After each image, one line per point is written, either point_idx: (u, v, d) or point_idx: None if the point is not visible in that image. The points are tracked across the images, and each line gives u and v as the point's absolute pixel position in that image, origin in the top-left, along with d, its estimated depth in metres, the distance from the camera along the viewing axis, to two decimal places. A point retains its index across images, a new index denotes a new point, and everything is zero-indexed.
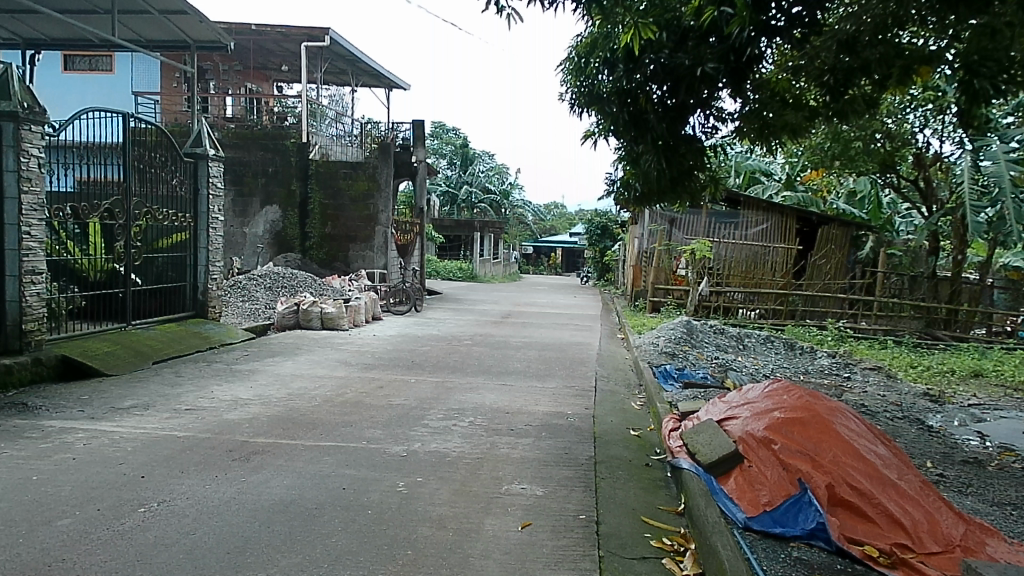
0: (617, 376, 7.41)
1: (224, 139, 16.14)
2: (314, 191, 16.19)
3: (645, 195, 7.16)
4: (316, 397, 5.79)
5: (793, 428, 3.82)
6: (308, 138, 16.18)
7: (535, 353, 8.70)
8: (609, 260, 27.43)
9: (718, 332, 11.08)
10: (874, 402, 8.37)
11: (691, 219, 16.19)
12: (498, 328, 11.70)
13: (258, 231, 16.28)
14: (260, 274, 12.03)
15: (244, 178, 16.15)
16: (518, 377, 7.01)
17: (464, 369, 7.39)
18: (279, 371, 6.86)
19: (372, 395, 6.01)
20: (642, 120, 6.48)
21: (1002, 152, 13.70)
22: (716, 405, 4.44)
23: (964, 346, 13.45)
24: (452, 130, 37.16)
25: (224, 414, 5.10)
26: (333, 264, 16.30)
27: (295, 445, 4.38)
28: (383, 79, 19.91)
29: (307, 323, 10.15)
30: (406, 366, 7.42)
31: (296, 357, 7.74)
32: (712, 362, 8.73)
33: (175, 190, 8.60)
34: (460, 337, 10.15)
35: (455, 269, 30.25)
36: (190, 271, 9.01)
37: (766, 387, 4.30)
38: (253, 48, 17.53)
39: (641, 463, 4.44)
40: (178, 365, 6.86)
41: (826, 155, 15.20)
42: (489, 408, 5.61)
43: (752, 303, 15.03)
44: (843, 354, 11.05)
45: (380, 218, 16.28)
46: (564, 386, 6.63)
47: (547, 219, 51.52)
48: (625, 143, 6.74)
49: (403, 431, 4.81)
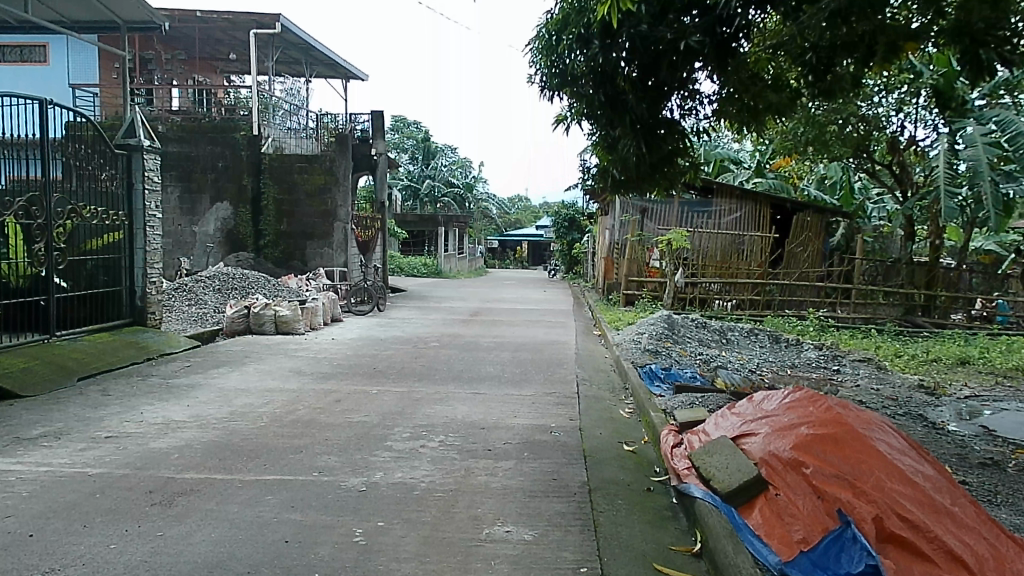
0: (600, 379, 6.77)
1: (168, 132, 15.13)
2: (267, 186, 15.32)
3: (621, 181, 6.53)
4: (262, 417, 5.04)
5: (825, 446, 3.21)
6: (260, 130, 15.30)
7: (508, 354, 8.05)
8: (578, 252, 26.92)
9: (700, 326, 10.60)
10: (869, 397, 7.93)
11: (663, 209, 15.61)
12: (467, 327, 11.02)
13: (209, 229, 15.31)
14: (208, 276, 11.15)
15: (192, 174, 15.21)
16: (493, 384, 6.33)
17: (432, 376, 6.70)
18: (224, 386, 6.09)
19: (327, 410, 5.29)
20: (621, 101, 5.89)
21: (980, 134, 13.50)
22: (728, 419, 3.81)
23: (947, 333, 13.23)
24: (413, 123, 36.37)
25: (150, 441, 4.33)
26: (290, 263, 15.47)
27: (231, 480, 3.66)
28: (339, 69, 19.06)
29: (259, 327, 9.37)
30: (366, 375, 6.71)
31: (244, 367, 6.98)
32: (696, 359, 8.27)
33: (105, 185, 7.73)
34: (425, 338, 9.46)
35: (420, 265, 29.46)
36: (126, 274, 8.16)
37: (786, 396, 3.71)
38: (198, 37, 16.54)
39: (642, 488, 3.81)
40: (107, 382, 6.05)
41: (798, 140, 14.84)
42: (461, 423, 4.94)
43: (729, 294, 14.45)
44: (829, 346, 10.60)
45: (339, 213, 15.47)
46: (543, 393, 5.99)
47: (512, 212, 50.92)
48: (600, 127, 6.19)
49: (362, 456, 4.10)
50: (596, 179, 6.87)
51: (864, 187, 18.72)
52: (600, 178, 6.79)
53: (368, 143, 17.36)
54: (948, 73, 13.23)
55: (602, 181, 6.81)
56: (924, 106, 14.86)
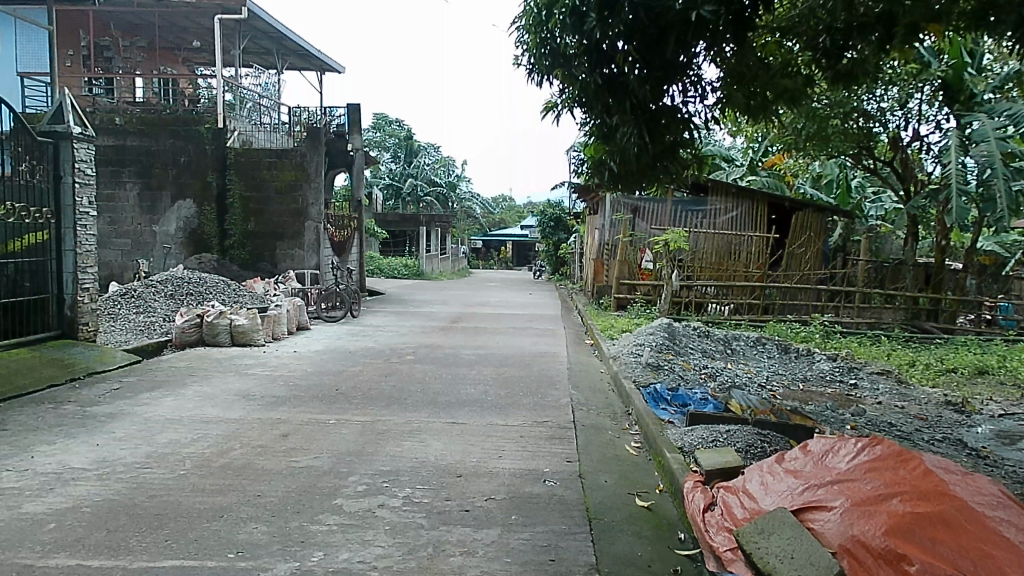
0: (599, 403, 5.82)
1: (126, 124, 14.01)
2: (233, 183, 14.27)
3: (620, 173, 5.59)
4: (184, 461, 4.04)
5: (933, 531, 2.29)
6: (225, 122, 14.24)
7: (492, 371, 7.09)
8: (565, 253, 26.04)
9: (702, 335, 9.71)
10: (896, 418, 7.05)
11: (656, 207, 14.85)
12: (446, 335, 10.06)
13: (170, 229, 14.18)
14: (159, 280, 10.07)
15: (152, 169, 14.10)
16: (475, 411, 5.38)
17: (403, 400, 5.74)
18: (152, 415, 5.08)
19: (268, 450, 4.29)
20: (621, 81, 4.90)
21: (992, 128, 12.55)
22: (782, 480, 2.88)
23: (961, 340, 12.49)
24: (395, 121, 35.33)
25: (25, 503, 3.33)
26: (258, 265, 14.45)
27: (110, 571, 2.66)
28: (313, 60, 18.03)
29: (213, 339, 8.37)
30: (325, 400, 5.72)
31: (183, 390, 5.96)
32: (703, 374, 7.55)
33: (25, 178, 6.69)
34: (399, 350, 8.49)
35: (400, 266, 28.38)
36: (53, 279, 7.09)
37: (861, 451, 2.80)
38: (160, 24, 15.42)
39: (667, 570, 2.87)
40: (9, 412, 5.01)
41: (798, 135, 13.90)
42: (433, 469, 3.96)
43: (725, 298, 13.54)
44: (844, 356, 9.73)
45: (310, 212, 14.48)
46: (533, 423, 5.04)
47: (496, 212, 49.96)
48: (595, 114, 5.23)
49: (300, 525, 3.14)
50: (592, 175, 5.93)
51: (862, 186, 18.00)
52: (596, 172, 5.85)
53: (344, 138, 16.44)
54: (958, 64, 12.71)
55: (598, 176, 5.87)
56: (927, 100, 14.27)
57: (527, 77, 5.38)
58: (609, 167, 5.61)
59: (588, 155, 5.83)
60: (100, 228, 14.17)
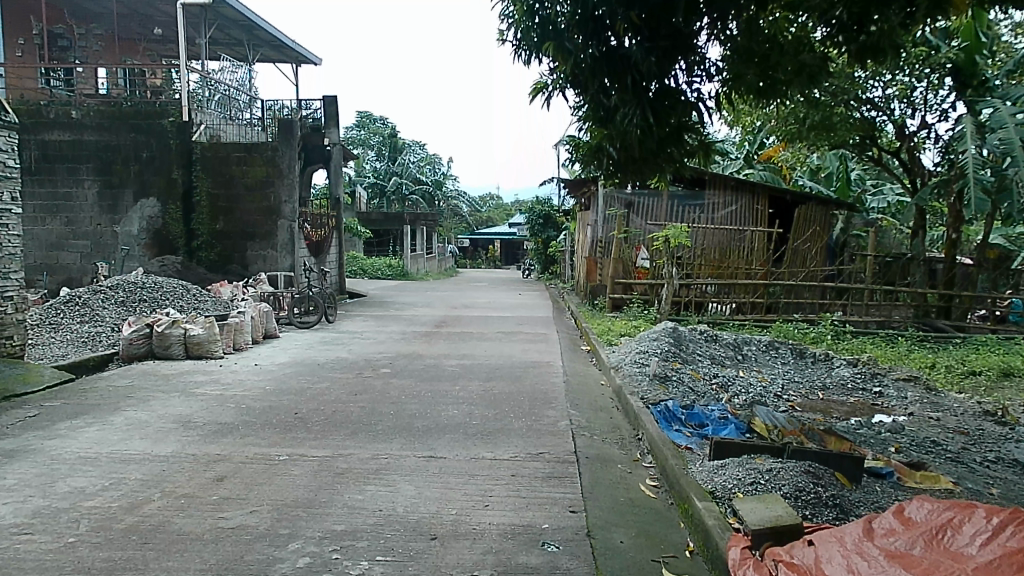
0: (602, 426, 4.98)
1: (84, 118, 12.98)
2: (200, 180, 13.33)
3: (622, 162, 4.72)
4: (80, 522, 3.13)
5: None
6: (191, 115, 13.26)
7: (478, 387, 6.19)
8: (555, 251, 25.16)
9: (710, 339, 8.85)
10: (934, 433, 6.19)
11: (651, 202, 14.07)
12: (429, 342, 9.18)
13: (133, 229, 13.14)
14: (109, 286, 9.10)
15: (112, 165, 13.06)
16: (456, 440, 4.51)
17: (373, 426, 4.85)
18: (62, 453, 4.15)
19: (193, 503, 3.40)
20: (622, 54, 4.11)
21: (1010, 114, 11.71)
22: (882, 566, 2.05)
23: (979, 339, 11.76)
24: (379, 119, 34.33)
25: None
26: (228, 267, 13.54)
27: None
28: (288, 51, 17.06)
29: (165, 350, 7.47)
30: (279, 427, 4.83)
31: (111, 417, 5.03)
32: (713, 385, 6.79)
33: None
34: (374, 361, 7.59)
35: (384, 266, 27.40)
36: None
37: (1000, 532, 2.01)
38: (120, 11, 14.36)
39: None
40: None
41: (801, 126, 12.98)
42: (400, 530, 3.09)
43: (727, 296, 12.65)
44: (864, 361, 8.89)
45: (284, 210, 13.55)
46: (526, 457, 4.18)
47: (483, 210, 49.06)
48: (589, 93, 4.37)
49: None
50: (587, 164, 5.04)
51: (862, 178, 17.45)
52: (593, 161, 4.95)
53: (320, 133, 15.51)
54: (970, 47, 11.90)
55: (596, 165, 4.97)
56: (929, 88, 13.64)
57: (512, 54, 4.54)
58: (609, 154, 4.73)
59: (584, 142, 4.94)
60: (57, 230, 13.10)
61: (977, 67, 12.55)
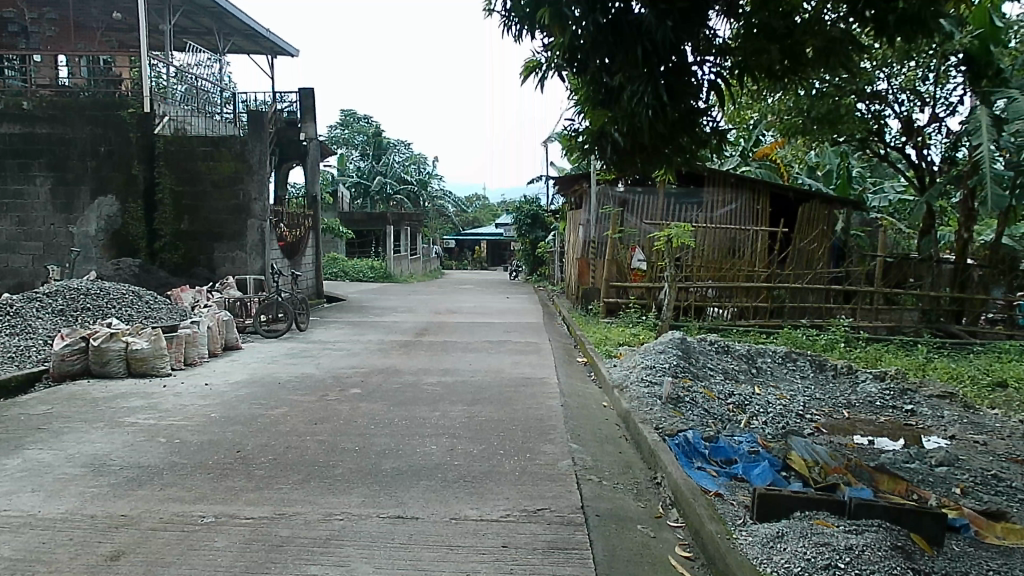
0: (612, 468, 4.10)
1: (35, 109, 11.91)
2: (163, 177, 12.28)
3: (628, 149, 3.84)
4: None
5: None
6: (152, 106, 12.18)
7: (462, 413, 5.27)
8: (545, 252, 24.26)
9: (721, 350, 8.01)
10: (987, 462, 5.32)
11: (647, 200, 13.21)
12: (407, 354, 8.25)
13: (89, 229, 12.06)
14: (46, 292, 8.07)
15: (67, 160, 11.99)
16: (432, 492, 3.58)
17: (330, 471, 3.92)
18: None
19: None
20: (633, 20, 3.26)
21: None
22: None
23: (994, 347, 11.00)
24: (363, 117, 33.29)
25: None
26: (193, 269, 12.54)
27: None
28: (260, 41, 16.03)
29: (103, 368, 6.52)
30: (214, 473, 3.89)
31: (8, 459, 4.08)
32: (731, 406, 5.91)
33: None
34: (344, 378, 6.65)
35: (367, 267, 26.39)
36: None
37: None
38: None
39: None
40: None
41: (804, 119, 12.06)
42: None
43: (727, 300, 11.81)
44: (889, 373, 8.04)
45: (253, 208, 12.56)
46: (520, 517, 3.27)
47: (469, 211, 48.15)
48: (589, 71, 3.50)
49: None
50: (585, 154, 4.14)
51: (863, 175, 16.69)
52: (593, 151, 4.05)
53: (296, 127, 14.51)
54: (986, 34, 11.05)
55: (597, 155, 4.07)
56: (938, 81, 12.78)
57: (501, 27, 3.72)
58: (612, 140, 3.86)
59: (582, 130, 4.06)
60: (7, 230, 12.02)
61: (995, 56, 11.64)
